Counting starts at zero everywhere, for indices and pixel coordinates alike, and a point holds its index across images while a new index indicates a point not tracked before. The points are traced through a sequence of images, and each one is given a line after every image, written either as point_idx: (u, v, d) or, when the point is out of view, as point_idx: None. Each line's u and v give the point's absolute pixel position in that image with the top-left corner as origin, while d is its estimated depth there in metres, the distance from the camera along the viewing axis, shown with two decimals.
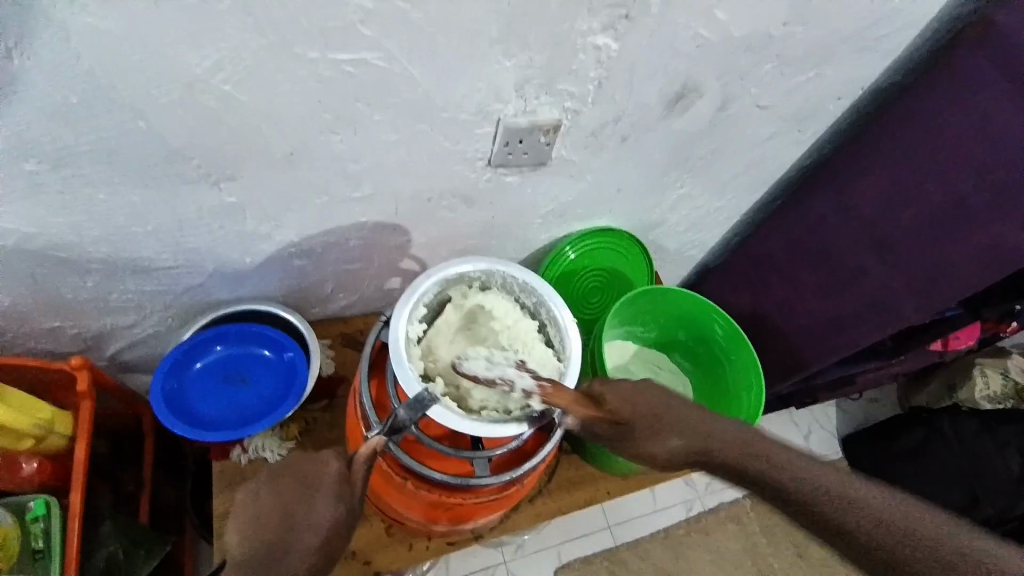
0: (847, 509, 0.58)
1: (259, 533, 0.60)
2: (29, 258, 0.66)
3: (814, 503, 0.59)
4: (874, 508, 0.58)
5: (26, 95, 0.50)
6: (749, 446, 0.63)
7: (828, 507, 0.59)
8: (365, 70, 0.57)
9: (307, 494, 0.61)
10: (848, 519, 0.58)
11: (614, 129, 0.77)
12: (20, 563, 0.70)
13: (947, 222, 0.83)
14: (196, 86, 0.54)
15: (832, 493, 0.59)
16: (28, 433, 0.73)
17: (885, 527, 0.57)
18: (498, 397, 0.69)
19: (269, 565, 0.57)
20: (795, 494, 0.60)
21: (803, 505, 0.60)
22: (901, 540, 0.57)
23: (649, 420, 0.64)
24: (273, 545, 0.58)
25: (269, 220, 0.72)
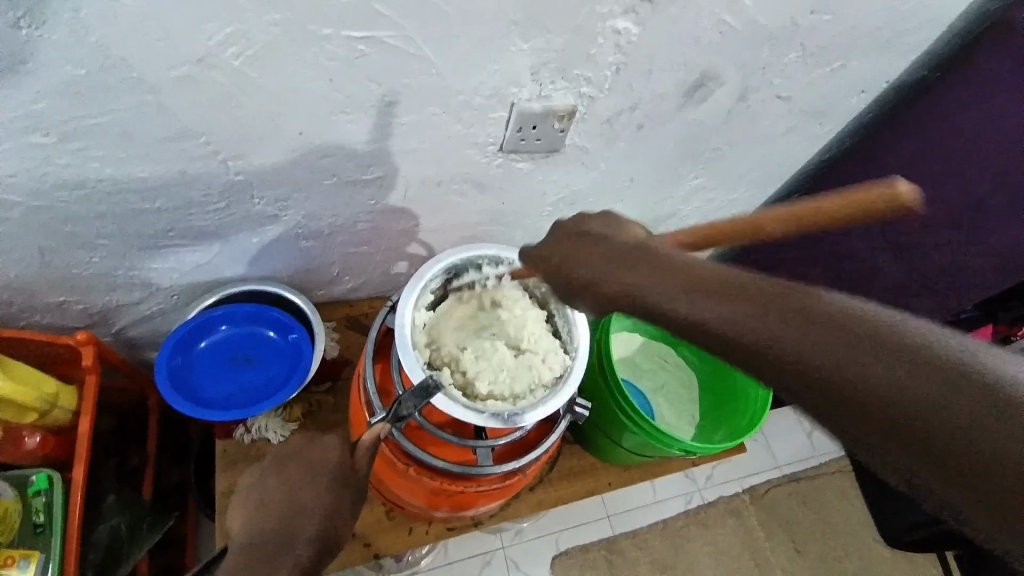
0: (834, 342, 0.41)
1: (266, 517, 0.60)
2: (35, 233, 0.65)
3: (786, 346, 0.42)
4: (873, 335, 0.40)
5: (34, 68, 0.49)
6: (698, 277, 0.48)
7: (806, 343, 0.41)
8: (378, 50, 0.56)
9: (313, 481, 0.62)
10: (836, 357, 0.40)
11: (629, 117, 0.75)
12: (23, 536, 0.71)
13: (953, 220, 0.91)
14: (206, 61, 0.52)
15: (812, 325, 0.42)
16: (31, 406, 0.73)
17: (892, 362, 0.39)
18: (510, 384, 0.71)
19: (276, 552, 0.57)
20: (757, 337, 0.43)
21: (779, 355, 0.42)
22: (920, 380, 0.38)
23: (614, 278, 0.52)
24: (280, 533, 0.58)
25: (276, 201, 0.71)
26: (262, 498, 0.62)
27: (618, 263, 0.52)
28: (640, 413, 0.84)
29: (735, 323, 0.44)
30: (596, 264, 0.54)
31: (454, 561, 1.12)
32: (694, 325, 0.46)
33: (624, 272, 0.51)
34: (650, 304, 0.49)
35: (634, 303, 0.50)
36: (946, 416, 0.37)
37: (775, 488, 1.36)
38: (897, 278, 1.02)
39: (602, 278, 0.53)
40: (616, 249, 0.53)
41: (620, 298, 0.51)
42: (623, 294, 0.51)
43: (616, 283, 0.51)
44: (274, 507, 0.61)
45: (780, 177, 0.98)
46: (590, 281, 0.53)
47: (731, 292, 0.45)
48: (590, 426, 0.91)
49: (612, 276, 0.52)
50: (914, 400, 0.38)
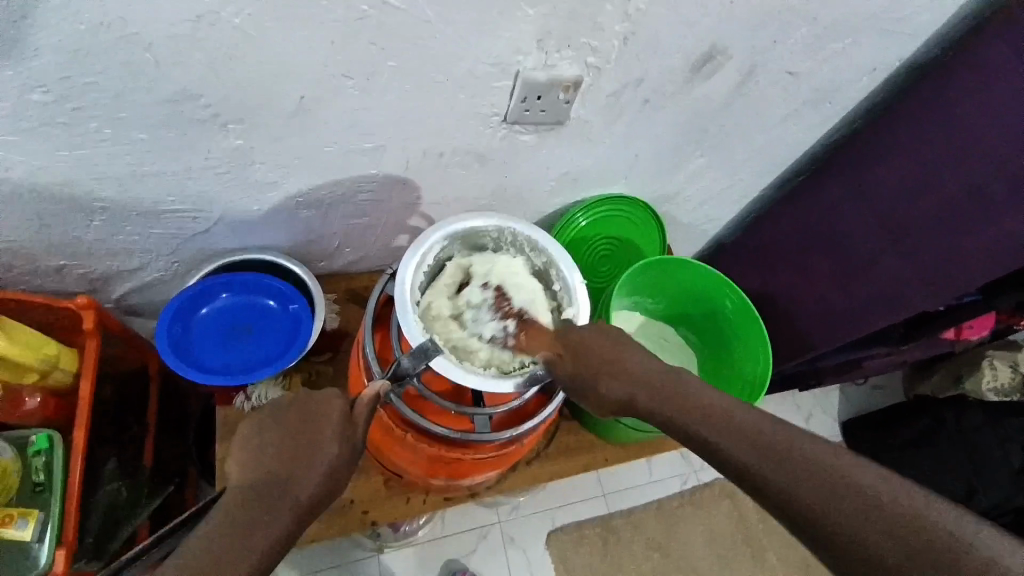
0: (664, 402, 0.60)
1: (259, 465, 0.56)
2: (37, 195, 0.65)
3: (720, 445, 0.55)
4: (697, 410, 0.58)
5: (32, 25, 0.48)
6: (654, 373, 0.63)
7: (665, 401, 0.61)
8: (379, 11, 0.55)
9: (311, 430, 0.59)
10: (822, 501, 0.49)
11: (635, 90, 0.74)
12: (21, 495, 0.72)
13: (964, 215, 0.80)
14: (205, 18, 0.51)
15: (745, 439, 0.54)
16: (33, 367, 0.73)
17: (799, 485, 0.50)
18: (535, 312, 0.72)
19: (281, 492, 0.55)
20: (761, 455, 0.53)
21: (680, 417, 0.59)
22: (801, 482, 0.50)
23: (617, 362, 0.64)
24: (281, 477, 0.56)
25: (277, 167, 0.70)
26: (257, 445, 0.58)
27: (623, 374, 0.63)
28: None
29: (761, 450, 0.53)
30: (620, 377, 0.63)
31: (450, 534, 1.14)
32: (752, 458, 0.53)
33: (663, 389, 0.61)
34: (694, 414, 0.58)
35: (678, 405, 0.59)
36: (857, 521, 0.48)
37: None
38: (895, 272, 0.88)
39: (636, 385, 0.62)
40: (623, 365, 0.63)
41: (668, 410, 0.60)
42: (669, 402, 0.60)
43: (660, 396, 0.61)
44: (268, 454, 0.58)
45: (786, 156, 0.97)
46: (623, 384, 0.63)
47: (762, 450, 0.53)
48: None
49: (642, 375, 0.63)
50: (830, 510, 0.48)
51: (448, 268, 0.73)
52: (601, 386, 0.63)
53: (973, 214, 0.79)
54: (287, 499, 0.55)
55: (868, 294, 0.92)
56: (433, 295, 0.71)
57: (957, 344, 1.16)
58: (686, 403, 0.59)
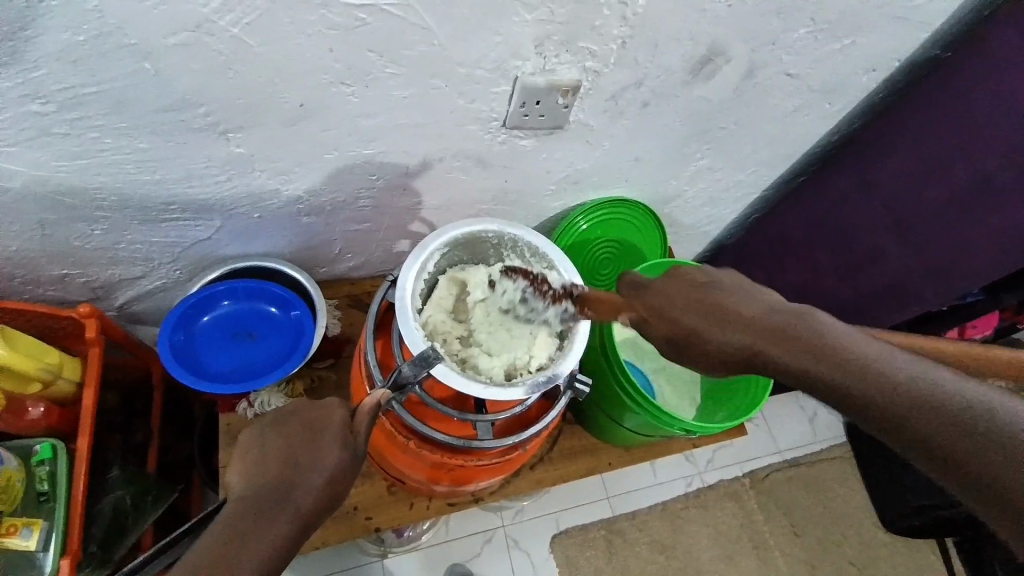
0: (747, 325, 0.54)
1: (265, 474, 0.57)
2: (38, 205, 0.65)
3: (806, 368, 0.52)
4: (779, 328, 0.54)
5: (30, 36, 0.48)
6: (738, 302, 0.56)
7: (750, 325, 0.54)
8: (376, 19, 0.55)
9: (311, 438, 0.59)
10: (935, 425, 0.46)
11: (635, 93, 0.74)
12: (25, 505, 0.72)
13: (977, 206, 0.80)
14: (204, 27, 0.51)
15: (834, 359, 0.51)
16: (36, 376, 0.73)
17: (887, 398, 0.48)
18: (559, 284, 0.72)
19: (278, 502, 0.54)
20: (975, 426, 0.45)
21: (763, 337, 0.54)
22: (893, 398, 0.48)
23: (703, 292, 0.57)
24: (278, 486, 0.56)
25: (278, 175, 0.70)
26: (257, 454, 0.58)
27: (729, 321, 0.55)
28: (641, 393, 0.83)
29: (955, 420, 0.45)
30: (743, 328, 0.54)
31: (455, 539, 1.14)
32: (962, 437, 0.45)
33: (789, 333, 0.53)
34: (873, 380, 0.49)
35: (844, 368, 0.50)
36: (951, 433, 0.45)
37: (776, 472, 1.36)
38: (902, 265, 0.90)
39: (757, 336, 0.54)
40: (744, 311, 0.55)
41: (833, 378, 0.50)
42: (834, 367, 0.50)
43: (813, 358, 0.51)
44: (267, 463, 0.57)
45: (786, 157, 0.97)
46: (751, 341, 0.54)
47: (970, 425, 0.45)
48: (592, 407, 0.91)
49: (769, 328, 0.54)
50: (920, 422, 0.46)
51: (444, 281, 0.75)
52: (720, 337, 0.55)
53: (979, 208, 0.79)
54: (283, 507, 0.54)
55: (874, 287, 0.95)
56: (446, 314, 0.74)
57: (961, 343, 1.15)
58: (825, 351, 0.51)
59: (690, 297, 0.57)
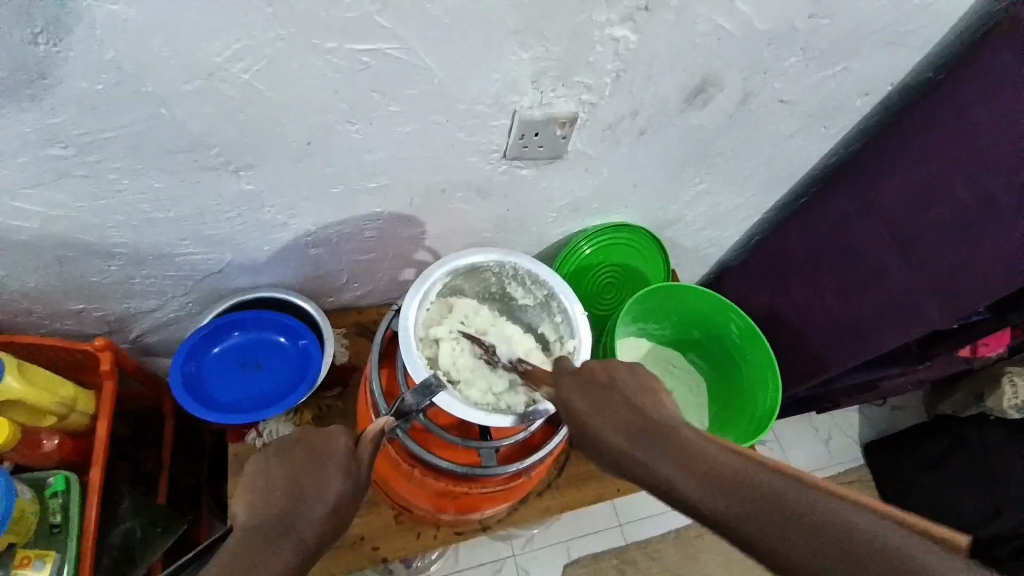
0: (597, 398, 0.54)
1: (268, 504, 0.56)
2: (58, 243, 0.68)
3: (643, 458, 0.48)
4: (628, 406, 0.52)
5: (52, 85, 0.51)
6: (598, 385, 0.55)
7: (603, 405, 0.53)
8: (380, 61, 0.57)
9: (316, 467, 0.60)
10: (769, 534, 0.39)
11: (631, 122, 0.76)
12: (38, 537, 0.73)
13: (976, 230, 0.79)
14: (216, 75, 0.54)
15: (670, 446, 0.47)
16: (51, 410, 0.76)
17: (725, 496, 0.42)
18: (506, 356, 0.74)
19: (282, 529, 0.54)
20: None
21: (611, 413, 0.52)
22: (731, 494, 0.42)
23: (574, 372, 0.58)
24: (280, 517, 0.55)
25: (286, 209, 0.73)
26: (262, 484, 0.58)
27: (596, 397, 0.54)
28: None
29: (806, 533, 0.38)
30: (668, 452, 0.47)
31: (464, 569, 1.12)
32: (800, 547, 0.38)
33: (640, 418, 0.51)
34: (794, 525, 0.39)
35: (766, 506, 0.40)
36: (788, 537, 0.39)
37: None
38: (904, 287, 0.88)
39: (617, 420, 0.51)
40: (680, 431, 0.49)
41: (768, 525, 0.40)
42: (808, 542, 0.38)
43: (738, 491, 0.42)
44: (272, 492, 0.57)
45: (785, 180, 0.98)
46: (676, 471, 0.45)
47: (813, 536, 0.38)
48: None
49: (687, 449, 0.46)
50: (761, 530, 0.40)
51: (435, 303, 0.74)
52: (639, 457, 0.48)
53: (982, 226, 0.78)
54: (286, 537, 0.54)
55: (876, 310, 0.92)
56: (423, 335, 0.72)
57: (975, 361, 1.14)
58: (657, 433, 0.49)
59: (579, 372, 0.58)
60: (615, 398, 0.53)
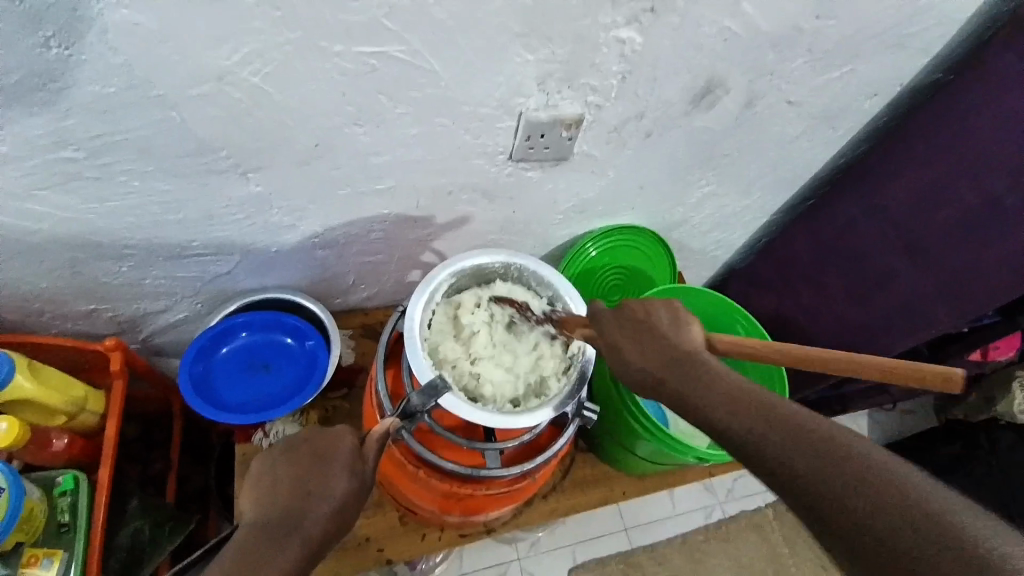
0: (651, 349, 0.56)
1: (272, 502, 0.57)
2: (69, 245, 0.69)
3: (678, 389, 0.52)
4: (673, 355, 0.54)
5: (63, 88, 0.52)
6: (652, 337, 0.57)
7: (649, 353, 0.56)
8: (386, 64, 0.58)
9: (320, 467, 0.60)
10: (773, 447, 0.45)
11: (637, 124, 0.76)
12: (46, 536, 0.73)
13: (979, 229, 0.79)
14: (224, 78, 0.55)
15: (702, 381, 0.52)
16: (61, 410, 0.76)
17: (732, 400, 0.49)
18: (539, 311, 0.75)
19: (287, 530, 0.54)
20: (925, 521, 0.38)
21: (652, 363, 0.55)
22: (738, 405, 0.49)
23: (621, 330, 0.59)
24: (287, 513, 0.56)
25: (293, 211, 0.73)
26: (267, 482, 0.59)
27: (643, 343, 0.57)
28: (653, 423, 0.82)
29: (789, 429, 0.45)
30: (726, 398, 0.50)
31: (469, 572, 1.12)
32: (780, 441, 0.45)
33: (680, 356, 0.54)
34: (784, 431, 0.45)
35: (772, 422, 0.47)
36: (776, 437, 0.45)
37: None
38: (914, 291, 0.88)
39: (657, 356, 0.55)
40: (719, 369, 0.52)
41: (771, 436, 0.46)
42: (790, 437, 0.45)
43: (757, 414, 0.48)
44: (277, 490, 0.58)
45: (792, 182, 0.98)
46: (733, 412, 0.49)
47: (794, 431, 0.45)
48: (605, 435, 0.91)
49: (740, 390, 0.50)
50: (757, 433, 0.46)
51: (443, 304, 0.74)
52: (699, 407, 0.51)
53: (989, 230, 0.78)
54: (293, 535, 0.54)
55: (885, 312, 0.93)
56: (448, 339, 0.74)
57: (987, 365, 1.12)
58: (691, 363, 0.53)
59: (626, 319, 0.60)
60: (658, 344, 0.56)
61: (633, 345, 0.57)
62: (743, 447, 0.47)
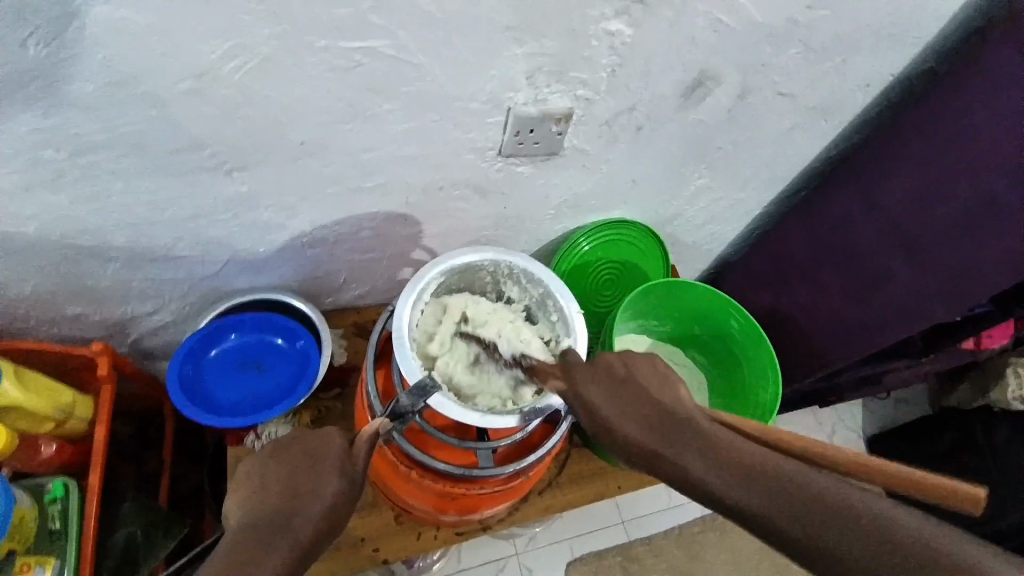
0: (629, 404, 0.54)
1: (263, 500, 0.56)
2: (52, 248, 0.68)
3: (665, 455, 0.49)
4: (655, 411, 0.52)
5: (41, 88, 0.51)
6: (631, 393, 0.55)
7: (630, 411, 0.53)
8: (373, 59, 0.57)
9: (312, 467, 0.59)
10: (811, 531, 0.41)
11: (628, 118, 0.75)
12: (38, 542, 0.73)
13: (977, 227, 0.79)
14: (208, 75, 0.54)
15: (685, 439, 0.49)
16: (49, 415, 0.75)
17: (733, 468, 0.46)
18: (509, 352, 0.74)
19: (279, 525, 0.54)
20: None
21: (634, 421, 0.53)
22: (745, 476, 0.45)
23: (597, 381, 0.58)
24: (278, 512, 0.55)
25: (282, 210, 0.72)
26: (257, 483, 0.58)
27: (622, 398, 0.54)
28: None
29: (821, 506, 0.42)
30: (730, 474, 0.46)
31: (467, 568, 1.12)
32: (819, 522, 0.41)
33: (662, 411, 0.52)
34: (819, 508, 0.42)
35: (798, 498, 0.42)
36: (812, 517, 0.41)
37: None
38: (910, 284, 0.88)
39: (639, 413, 0.53)
40: (698, 423, 0.50)
41: (802, 515, 0.42)
42: (823, 515, 0.41)
43: (772, 487, 0.44)
44: (267, 490, 0.57)
45: (785, 174, 0.97)
46: (722, 475, 0.46)
47: (836, 514, 0.41)
48: None
49: (737, 455, 0.46)
50: (785, 516, 0.42)
51: (431, 309, 0.74)
52: (696, 475, 0.47)
53: (983, 223, 0.78)
54: (284, 536, 0.53)
55: (881, 303, 0.92)
56: (437, 345, 0.74)
57: (981, 354, 1.12)
58: (670, 423, 0.51)
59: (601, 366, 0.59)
60: (636, 399, 0.54)
61: (613, 399, 0.55)
62: (764, 526, 0.43)
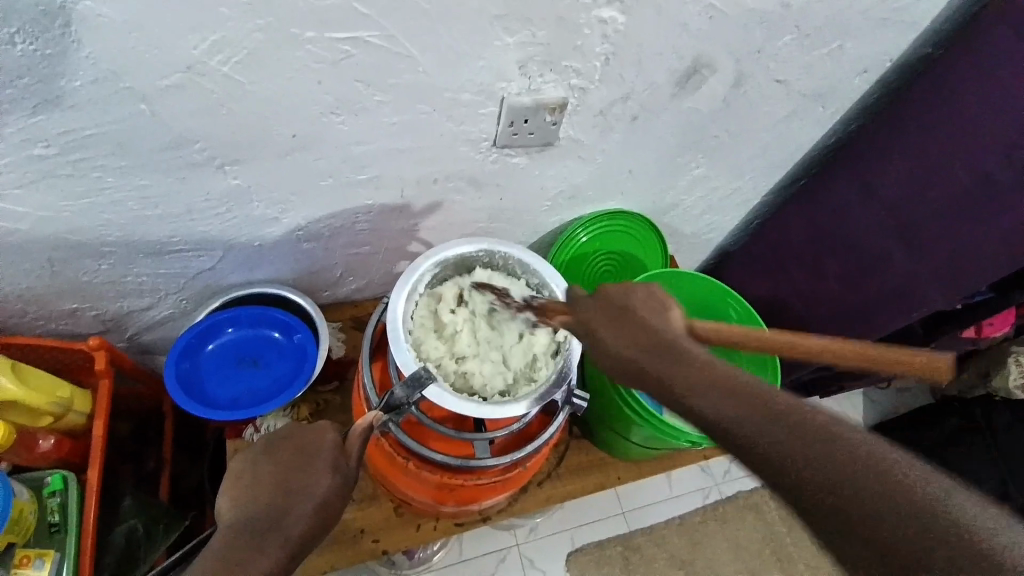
0: (620, 329, 0.54)
1: (256, 497, 0.57)
2: (46, 244, 0.68)
3: (646, 368, 0.50)
4: (647, 333, 0.52)
5: (28, 84, 0.50)
6: (626, 318, 0.54)
7: (622, 333, 0.53)
8: (362, 50, 0.56)
9: (305, 463, 0.60)
10: (772, 447, 0.42)
11: (623, 107, 0.75)
12: (38, 536, 0.73)
13: (972, 208, 0.78)
14: (194, 68, 0.53)
15: (666, 356, 0.50)
16: (48, 410, 0.76)
17: (708, 384, 0.47)
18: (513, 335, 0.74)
19: (272, 522, 0.55)
20: (951, 536, 0.36)
21: (622, 345, 0.53)
22: (719, 390, 0.46)
23: (595, 312, 0.57)
24: (270, 509, 0.56)
25: (275, 204, 0.72)
26: (251, 479, 0.59)
27: (618, 324, 0.54)
28: (647, 410, 0.82)
29: (788, 427, 0.42)
30: (722, 390, 0.46)
31: (468, 558, 1.13)
32: (781, 441, 0.42)
33: (653, 334, 0.52)
34: (786, 430, 0.42)
35: (768, 417, 0.43)
36: (773, 435, 0.42)
37: None
38: (905, 269, 0.88)
39: (628, 335, 0.53)
40: (688, 347, 0.50)
41: (768, 434, 0.43)
42: (785, 433, 0.42)
43: (746, 406, 0.44)
44: (260, 486, 0.58)
45: (783, 162, 0.97)
46: (697, 388, 0.47)
47: (800, 435, 0.42)
48: (597, 422, 0.91)
49: (718, 372, 0.47)
50: (752, 428, 0.43)
51: (423, 300, 0.73)
52: (674, 389, 0.48)
53: (979, 207, 0.78)
54: (275, 532, 0.54)
55: (878, 291, 0.92)
56: (432, 335, 0.73)
57: (982, 342, 1.12)
58: (660, 342, 0.51)
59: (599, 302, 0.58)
60: (632, 324, 0.53)
61: (608, 326, 0.55)
62: (727, 437, 0.44)
